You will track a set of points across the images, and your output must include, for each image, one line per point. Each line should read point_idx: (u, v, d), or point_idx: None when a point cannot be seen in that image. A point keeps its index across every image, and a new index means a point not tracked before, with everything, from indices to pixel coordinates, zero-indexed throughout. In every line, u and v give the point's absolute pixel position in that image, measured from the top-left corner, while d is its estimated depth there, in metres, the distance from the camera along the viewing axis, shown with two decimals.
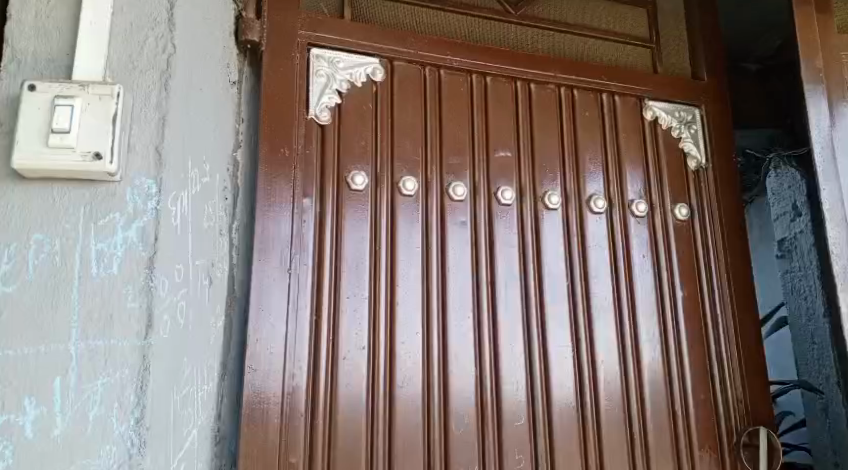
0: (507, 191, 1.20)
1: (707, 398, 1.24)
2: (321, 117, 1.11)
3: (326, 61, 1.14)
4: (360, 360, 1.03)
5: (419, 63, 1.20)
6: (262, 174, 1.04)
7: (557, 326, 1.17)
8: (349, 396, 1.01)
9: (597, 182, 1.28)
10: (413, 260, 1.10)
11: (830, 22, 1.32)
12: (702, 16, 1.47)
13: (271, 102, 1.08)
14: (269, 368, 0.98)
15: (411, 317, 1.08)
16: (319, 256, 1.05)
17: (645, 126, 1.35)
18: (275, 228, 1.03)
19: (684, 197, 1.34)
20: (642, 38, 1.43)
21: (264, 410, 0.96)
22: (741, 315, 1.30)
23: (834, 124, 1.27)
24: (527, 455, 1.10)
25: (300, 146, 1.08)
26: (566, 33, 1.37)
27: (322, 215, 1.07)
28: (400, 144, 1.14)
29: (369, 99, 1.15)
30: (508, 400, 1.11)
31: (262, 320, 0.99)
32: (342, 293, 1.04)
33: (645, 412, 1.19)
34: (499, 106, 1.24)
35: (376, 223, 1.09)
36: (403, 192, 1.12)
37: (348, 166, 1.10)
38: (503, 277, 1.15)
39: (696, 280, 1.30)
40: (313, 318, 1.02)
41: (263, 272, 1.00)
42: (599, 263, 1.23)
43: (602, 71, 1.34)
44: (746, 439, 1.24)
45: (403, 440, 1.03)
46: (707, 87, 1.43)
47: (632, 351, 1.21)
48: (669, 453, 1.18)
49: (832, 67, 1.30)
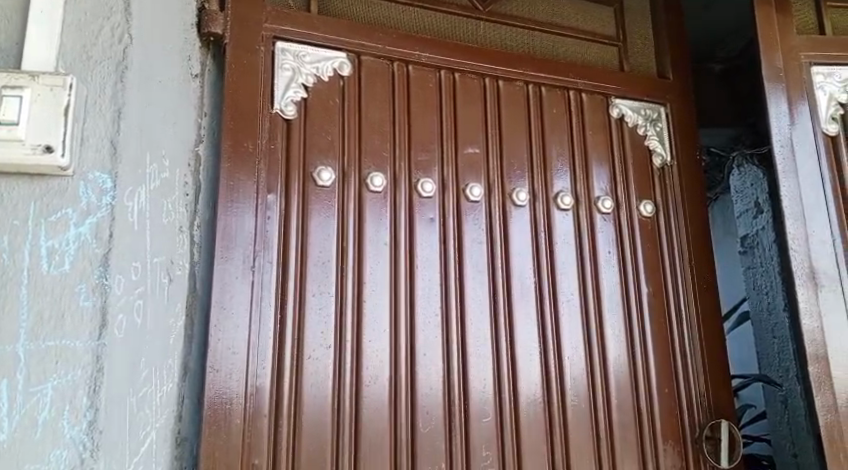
0: (475, 188, 1.19)
1: (671, 392, 1.25)
2: (286, 111, 1.09)
3: (292, 54, 1.12)
4: (325, 359, 1.01)
5: (387, 58, 1.19)
6: (225, 169, 1.02)
7: (524, 322, 1.17)
8: (315, 396, 1.00)
9: (564, 180, 1.28)
10: (381, 257, 1.09)
11: (790, 23, 1.34)
12: (668, 16, 1.49)
13: (234, 97, 1.06)
14: (231, 368, 0.95)
15: (379, 316, 1.07)
16: (284, 252, 1.03)
17: (611, 123, 1.36)
18: (237, 224, 1.01)
19: (650, 194, 1.35)
20: (609, 36, 1.44)
21: (227, 411, 0.94)
22: (705, 309, 1.32)
23: (793, 123, 1.29)
24: (494, 452, 1.09)
25: (264, 141, 1.06)
26: (534, 30, 1.37)
27: (287, 212, 1.05)
28: (368, 141, 1.13)
29: (336, 94, 1.13)
30: (476, 396, 1.10)
31: (224, 318, 0.97)
32: (307, 291, 1.03)
33: (611, 408, 1.20)
34: (468, 102, 1.24)
35: (343, 219, 1.08)
36: (370, 188, 1.11)
37: (314, 162, 1.08)
38: (471, 273, 1.15)
39: (660, 275, 1.31)
40: (277, 316, 1.00)
41: (227, 270, 0.98)
42: (566, 259, 1.23)
43: (569, 68, 1.34)
44: (708, 432, 1.26)
45: (369, 440, 1.01)
46: (672, 85, 1.45)
47: (598, 347, 1.22)
48: (634, 448, 1.19)
49: (792, 67, 1.32)
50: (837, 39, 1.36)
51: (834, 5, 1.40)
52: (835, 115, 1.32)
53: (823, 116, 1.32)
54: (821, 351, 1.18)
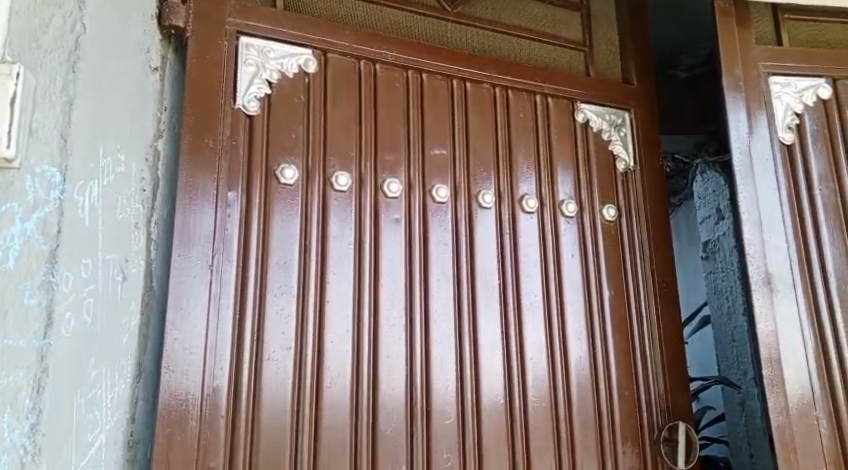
0: (442, 190, 1.19)
1: (631, 394, 1.27)
2: (249, 108, 1.07)
3: (256, 50, 1.10)
4: (285, 360, 1.00)
5: (354, 56, 1.17)
6: (183, 165, 1.00)
7: (488, 323, 1.17)
8: (274, 398, 0.98)
9: (529, 183, 1.28)
10: (345, 256, 1.08)
11: (749, 33, 1.38)
12: (633, 23, 1.51)
13: (195, 91, 1.03)
14: (188, 368, 0.93)
15: (342, 316, 1.05)
16: (244, 251, 1.01)
17: (576, 127, 1.37)
18: (196, 221, 0.98)
19: (612, 198, 1.36)
20: (576, 41, 1.45)
21: (183, 412, 0.92)
22: (665, 313, 1.34)
23: (752, 132, 1.32)
24: (455, 454, 1.09)
25: (226, 136, 1.04)
26: (502, 33, 1.37)
27: (248, 209, 1.03)
28: (332, 139, 1.11)
29: (300, 91, 1.11)
30: (439, 398, 1.10)
31: (180, 318, 0.94)
32: (267, 291, 1.01)
33: (572, 410, 1.20)
34: (435, 103, 1.23)
35: (306, 218, 1.06)
36: (335, 187, 1.10)
37: (277, 159, 1.06)
38: (435, 273, 1.15)
39: (622, 277, 1.32)
40: (236, 316, 0.98)
41: (184, 268, 0.96)
42: (530, 262, 1.23)
43: (536, 72, 1.35)
44: (666, 434, 1.27)
45: (329, 443, 1.00)
46: (637, 91, 1.47)
47: (560, 350, 1.22)
48: (594, 450, 1.20)
49: (751, 76, 1.35)
50: (794, 49, 1.39)
51: (792, 17, 1.43)
52: (790, 124, 1.35)
53: (780, 125, 1.35)
54: (774, 355, 1.21)
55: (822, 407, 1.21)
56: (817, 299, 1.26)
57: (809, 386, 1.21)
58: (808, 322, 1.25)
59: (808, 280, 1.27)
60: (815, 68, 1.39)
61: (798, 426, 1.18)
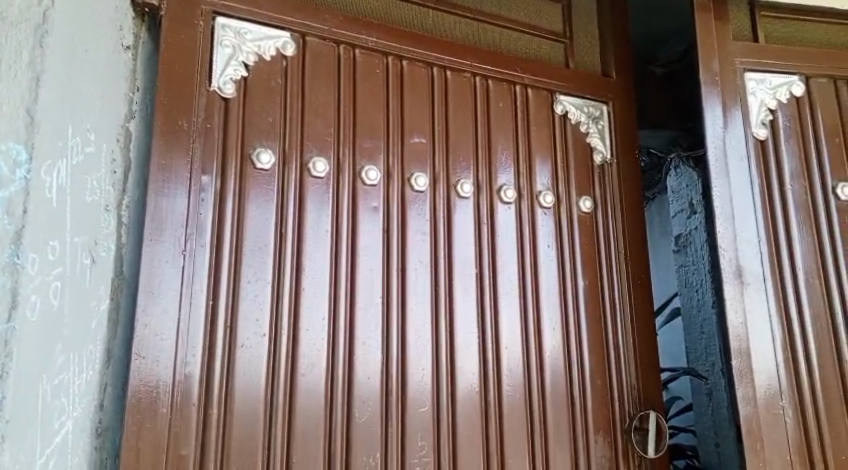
0: (420, 178, 1.18)
1: (603, 383, 1.28)
2: (224, 90, 1.04)
3: (232, 31, 1.08)
4: (259, 348, 0.98)
5: (333, 40, 1.15)
6: (156, 147, 0.97)
7: (464, 313, 1.16)
8: (247, 385, 0.96)
9: (507, 173, 1.28)
10: (322, 243, 1.06)
11: (726, 30, 1.39)
12: (612, 16, 1.51)
13: (169, 72, 1.01)
14: (159, 355, 0.91)
15: (318, 304, 1.04)
16: (218, 236, 0.99)
17: (555, 119, 1.37)
18: (169, 206, 0.96)
19: (589, 190, 1.37)
20: (556, 33, 1.45)
21: (153, 399, 0.90)
22: (639, 304, 1.35)
23: (727, 128, 1.33)
24: (429, 441, 1.08)
25: (200, 119, 1.01)
26: (483, 22, 1.36)
27: (222, 194, 1.01)
28: (310, 124, 1.10)
29: (278, 75, 1.09)
30: (414, 386, 1.09)
31: (152, 304, 0.92)
32: (241, 277, 0.99)
33: (546, 399, 1.21)
34: (415, 91, 1.22)
35: (282, 205, 1.05)
36: (312, 173, 1.08)
37: (253, 143, 1.04)
38: (413, 261, 1.14)
39: (597, 268, 1.33)
40: (209, 303, 0.96)
41: (156, 253, 0.94)
42: (507, 252, 1.23)
43: (516, 62, 1.35)
44: (637, 423, 1.28)
45: (302, 431, 0.98)
46: (616, 85, 1.47)
47: (535, 339, 1.22)
48: (567, 438, 1.21)
49: (727, 72, 1.37)
50: (769, 47, 1.41)
51: (768, 14, 1.44)
52: (765, 120, 1.37)
53: (754, 121, 1.36)
54: (744, 347, 1.22)
55: (788, 398, 1.23)
56: (786, 293, 1.28)
57: (776, 377, 1.23)
58: (777, 315, 1.27)
59: (778, 274, 1.29)
60: (790, 65, 1.40)
61: (764, 417, 1.21)
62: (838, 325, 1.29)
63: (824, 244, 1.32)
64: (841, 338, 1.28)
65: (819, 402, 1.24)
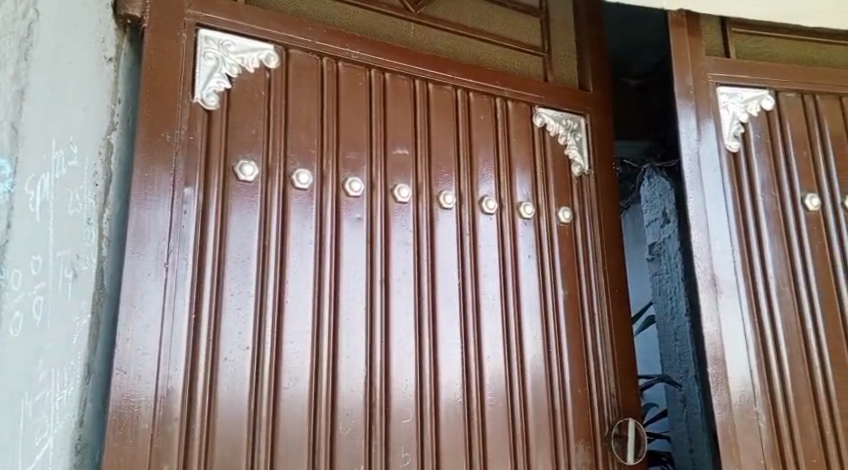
0: (403, 189, 1.19)
1: (583, 392, 1.29)
2: (207, 102, 1.04)
3: (215, 43, 1.08)
4: (242, 361, 0.97)
5: (317, 53, 1.16)
6: (139, 159, 0.97)
7: (447, 323, 1.17)
8: (231, 398, 0.95)
9: (489, 184, 1.29)
10: (306, 255, 1.06)
11: (700, 45, 1.43)
12: (589, 31, 1.54)
13: (151, 84, 1.00)
14: (140, 370, 0.90)
15: (301, 316, 1.03)
16: (200, 248, 0.98)
17: (534, 131, 1.39)
18: (151, 218, 0.95)
19: (568, 200, 1.39)
20: (535, 46, 1.47)
21: (135, 414, 0.88)
22: (616, 312, 1.38)
23: (701, 139, 1.37)
24: (413, 452, 1.09)
25: (183, 131, 1.01)
26: (464, 35, 1.38)
27: (205, 205, 1.00)
28: (293, 136, 1.10)
29: (261, 87, 1.09)
30: (398, 397, 1.10)
31: (133, 317, 0.91)
32: (224, 290, 0.98)
33: (527, 407, 1.22)
34: (397, 103, 1.23)
35: (265, 216, 1.04)
36: (296, 185, 1.08)
37: (236, 154, 1.04)
38: (396, 272, 1.14)
39: (576, 278, 1.35)
40: (192, 316, 0.95)
41: (138, 266, 0.93)
42: (488, 261, 1.25)
43: (497, 76, 1.37)
44: (616, 431, 1.30)
45: (286, 444, 0.98)
46: (593, 98, 1.50)
47: (516, 349, 1.24)
48: (548, 446, 1.22)
49: (701, 86, 1.40)
50: (741, 61, 1.44)
51: (739, 30, 1.49)
52: (737, 133, 1.40)
53: (727, 133, 1.40)
54: (719, 353, 1.25)
55: (762, 404, 1.26)
56: (759, 301, 1.31)
57: (750, 384, 1.26)
58: (751, 323, 1.29)
59: (751, 283, 1.32)
60: (762, 80, 1.44)
61: (739, 422, 1.23)
62: (809, 333, 1.31)
63: (794, 253, 1.35)
64: (812, 344, 1.31)
65: (791, 407, 1.27)
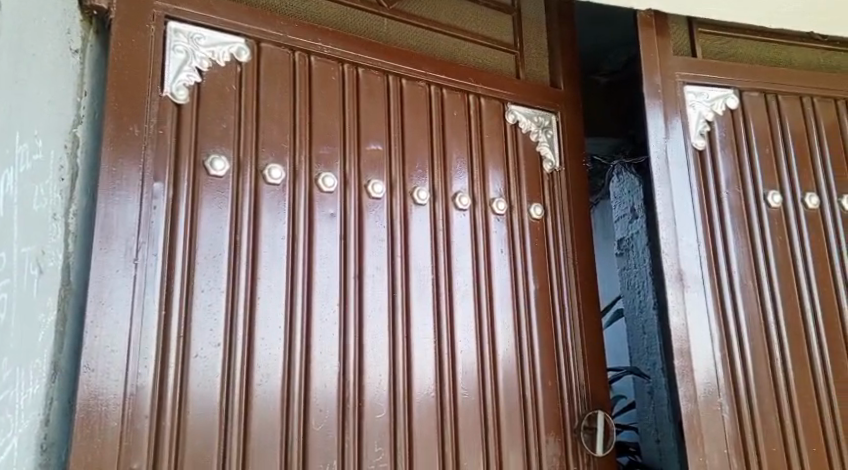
0: (377, 185, 1.19)
1: (554, 385, 1.31)
2: (177, 96, 1.03)
3: (185, 36, 1.06)
4: (214, 357, 0.96)
5: (289, 47, 1.15)
6: (106, 153, 0.95)
7: (420, 318, 1.18)
8: (202, 395, 0.94)
9: (462, 180, 1.30)
10: (278, 251, 1.05)
11: (668, 44, 1.45)
12: (561, 29, 1.56)
13: (119, 77, 0.98)
14: (109, 368, 0.88)
15: (273, 312, 1.03)
16: (170, 244, 0.97)
17: (507, 128, 1.40)
18: (120, 212, 0.94)
19: (539, 197, 1.40)
20: (507, 43, 1.48)
21: (103, 413, 0.87)
22: (586, 306, 1.40)
23: (669, 137, 1.40)
24: (386, 447, 1.09)
25: (152, 125, 0.99)
26: (437, 31, 1.38)
27: (175, 201, 0.99)
28: (265, 130, 1.09)
29: (232, 80, 1.08)
30: (371, 392, 1.09)
31: (102, 314, 0.89)
32: (195, 286, 0.97)
33: (499, 401, 1.23)
34: (370, 98, 1.22)
35: (237, 211, 1.03)
36: (267, 180, 1.07)
37: (206, 149, 1.03)
38: (370, 267, 1.14)
39: (547, 273, 1.36)
40: (162, 313, 0.94)
41: (106, 263, 0.91)
42: (462, 256, 1.25)
43: (469, 72, 1.37)
44: (586, 423, 1.32)
45: (258, 440, 0.97)
46: (564, 95, 1.51)
47: (489, 344, 1.25)
48: (519, 439, 1.23)
49: (669, 84, 1.43)
50: (707, 61, 1.47)
51: (706, 30, 1.52)
52: (703, 131, 1.43)
53: (693, 132, 1.42)
54: (685, 347, 1.28)
55: (726, 395, 1.29)
56: (724, 296, 1.34)
57: (714, 376, 1.29)
58: (715, 316, 1.32)
59: (715, 277, 1.35)
60: (728, 80, 1.47)
61: (704, 413, 1.26)
62: (771, 326, 1.34)
63: (756, 249, 1.38)
64: (773, 337, 1.34)
65: (753, 398, 1.30)
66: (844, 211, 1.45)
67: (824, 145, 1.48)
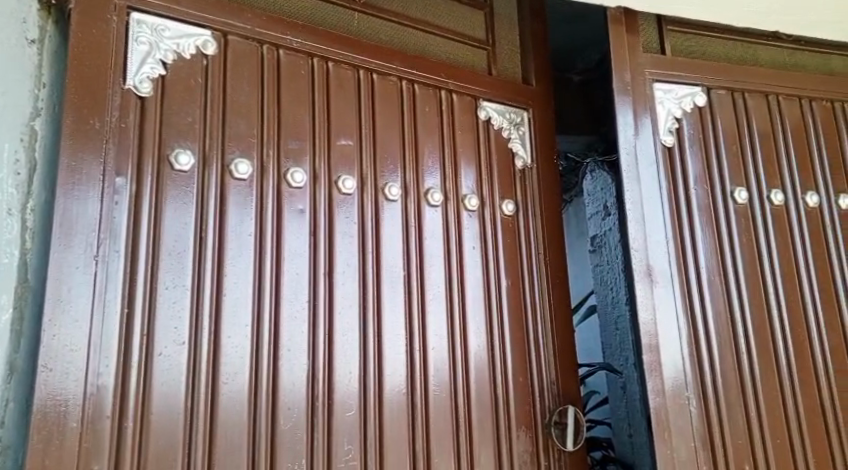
0: (348, 181, 1.17)
1: (525, 379, 1.31)
2: (140, 89, 1.00)
3: (148, 28, 1.03)
4: (178, 356, 0.94)
5: (257, 40, 1.13)
6: (66, 147, 0.92)
7: (391, 314, 1.17)
8: (166, 395, 0.92)
9: (434, 177, 1.29)
10: (246, 247, 1.04)
11: (637, 42, 1.46)
12: (532, 26, 1.56)
13: (78, 68, 0.96)
14: (68, 368, 0.86)
15: (240, 310, 1.01)
16: (133, 241, 0.94)
17: (479, 124, 1.39)
18: (80, 208, 0.91)
19: (511, 193, 1.40)
20: (479, 40, 1.48)
21: (62, 414, 0.84)
22: (558, 302, 1.40)
23: (638, 134, 1.41)
24: (356, 445, 1.07)
25: (114, 118, 0.97)
26: (408, 27, 1.37)
27: (138, 196, 0.96)
28: (232, 124, 1.07)
29: (198, 73, 1.06)
30: (340, 390, 1.08)
31: (60, 312, 0.87)
32: (158, 283, 0.95)
33: (470, 397, 1.23)
34: (341, 93, 1.21)
35: (202, 207, 1.01)
36: (234, 175, 1.05)
37: (170, 143, 1.00)
38: (340, 264, 1.13)
39: (519, 269, 1.36)
40: (124, 311, 0.92)
41: (66, 260, 0.89)
42: (434, 252, 1.25)
43: (441, 68, 1.36)
44: (557, 418, 1.32)
45: (225, 440, 0.96)
46: (536, 92, 1.51)
47: (460, 340, 1.24)
48: (490, 434, 1.23)
49: (639, 82, 1.44)
50: (676, 59, 1.49)
51: (674, 29, 1.53)
52: (672, 128, 1.44)
53: (662, 129, 1.43)
54: (654, 342, 1.30)
55: (694, 389, 1.30)
56: (691, 291, 1.35)
57: (682, 370, 1.30)
58: (683, 312, 1.34)
59: (683, 272, 1.36)
60: (696, 78, 1.49)
61: (672, 407, 1.28)
62: (737, 321, 1.36)
63: (723, 245, 1.40)
64: (738, 332, 1.36)
65: (719, 391, 1.32)
66: (808, 207, 1.48)
67: (789, 143, 1.51)
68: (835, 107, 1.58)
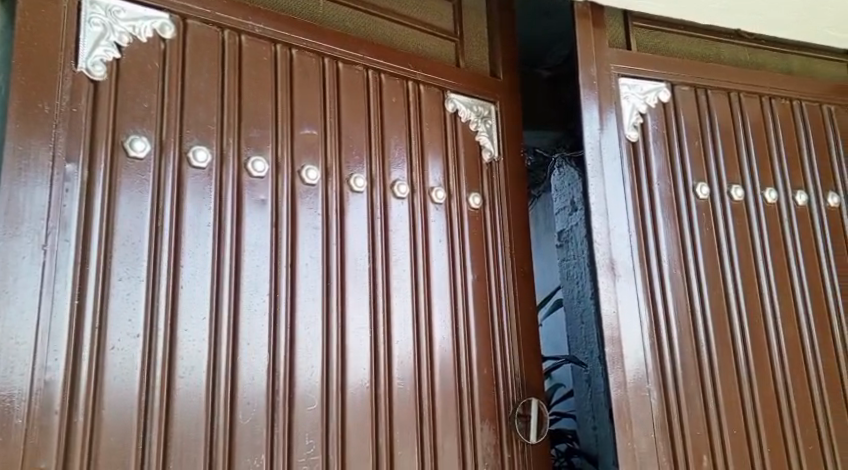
0: (311, 171, 1.15)
1: (489, 372, 1.31)
2: (93, 72, 0.96)
3: (102, 9, 1.00)
4: (132, 349, 0.91)
5: (218, 25, 1.10)
6: (12, 131, 0.88)
7: (355, 307, 1.15)
8: (118, 390, 0.89)
9: (400, 168, 1.28)
10: (204, 238, 1.01)
11: (604, 36, 1.47)
12: (500, 19, 1.56)
13: (25, 48, 0.92)
14: (13, 361, 0.82)
15: (197, 302, 0.98)
16: (84, 230, 0.91)
17: (446, 116, 1.38)
18: (27, 195, 0.88)
19: (477, 186, 1.39)
20: (447, 31, 1.47)
21: (6, 409, 0.81)
22: (523, 296, 1.40)
23: (603, 129, 1.41)
24: (318, 439, 1.06)
25: (65, 102, 0.93)
26: (374, 16, 1.35)
27: (90, 184, 0.92)
28: (191, 111, 1.03)
29: (155, 57, 1.02)
30: (302, 384, 1.06)
31: (5, 304, 0.83)
32: (111, 274, 0.91)
33: (434, 389, 1.22)
34: (305, 81, 1.18)
35: (158, 196, 0.98)
36: (192, 163, 1.02)
37: (125, 129, 0.97)
38: (303, 256, 1.11)
39: (485, 262, 1.36)
40: (75, 302, 0.88)
41: (11, 249, 0.85)
42: (399, 244, 1.23)
43: (408, 58, 1.35)
44: (520, 410, 1.32)
45: (181, 436, 0.93)
46: (504, 86, 1.51)
47: (425, 332, 1.23)
48: (454, 427, 1.22)
49: (604, 76, 1.44)
50: (642, 54, 1.50)
51: (640, 24, 1.54)
52: (636, 123, 1.45)
53: (627, 123, 1.44)
54: (616, 334, 1.30)
55: (654, 381, 1.32)
56: (654, 285, 1.36)
57: (643, 362, 1.31)
58: (645, 305, 1.35)
59: (646, 266, 1.37)
60: (662, 74, 1.50)
61: (633, 399, 1.29)
62: (697, 314, 1.38)
63: (685, 239, 1.41)
64: (699, 324, 1.37)
65: (679, 383, 1.33)
66: (766, 203, 1.50)
67: (750, 140, 1.53)
68: (794, 106, 1.61)
